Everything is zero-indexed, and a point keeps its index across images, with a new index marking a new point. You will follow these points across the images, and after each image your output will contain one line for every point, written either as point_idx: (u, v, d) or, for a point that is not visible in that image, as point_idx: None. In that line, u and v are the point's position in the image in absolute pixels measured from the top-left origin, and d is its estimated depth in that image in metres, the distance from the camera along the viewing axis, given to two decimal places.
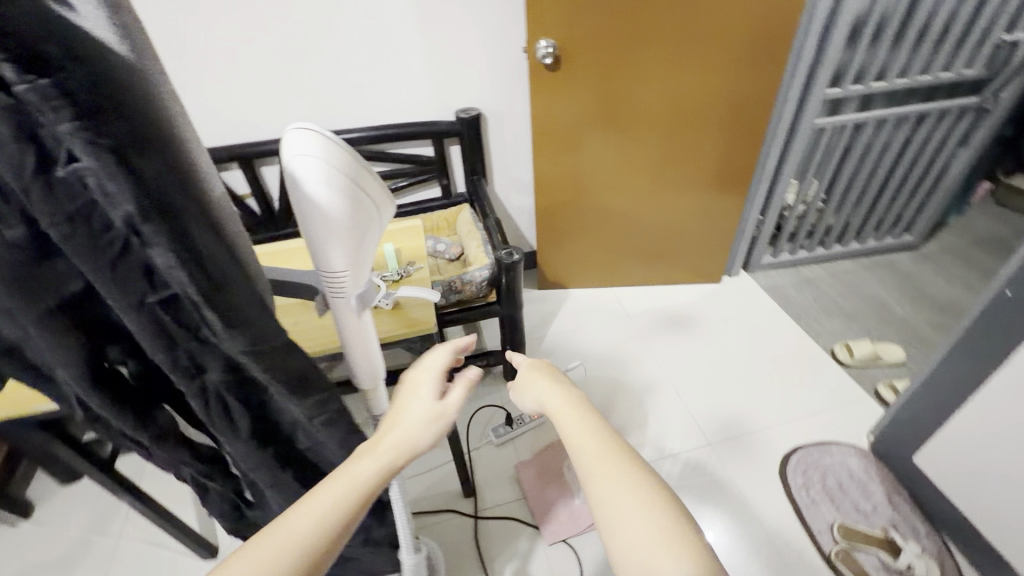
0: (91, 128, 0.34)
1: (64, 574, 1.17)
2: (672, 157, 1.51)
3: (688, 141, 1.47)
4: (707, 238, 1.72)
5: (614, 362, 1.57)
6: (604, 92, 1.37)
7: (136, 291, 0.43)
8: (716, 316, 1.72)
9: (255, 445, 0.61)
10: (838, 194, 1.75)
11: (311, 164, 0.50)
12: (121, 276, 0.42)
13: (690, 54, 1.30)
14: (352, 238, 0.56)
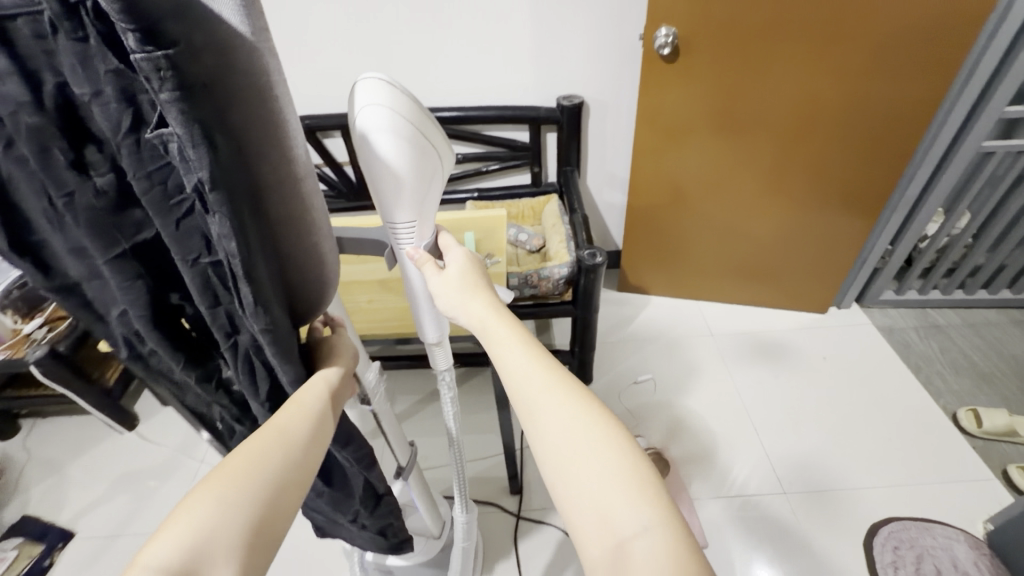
0: (184, 100, 0.34)
1: (154, 485, 1.32)
2: (784, 168, 1.34)
3: (807, 152, 1.30)
4: (815, 261, 1.53)
5: (688, 382, 1.46)
6: (722, 89, 1.24)
7: (193, 249, 0.44)
8: (814, 351, 1.54)
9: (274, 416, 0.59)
10: (996, 232, 1.47)
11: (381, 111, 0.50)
12: (180, 233, 0.43)
13: (835, 55, 1.13)
14: (418, 189, 0.56)
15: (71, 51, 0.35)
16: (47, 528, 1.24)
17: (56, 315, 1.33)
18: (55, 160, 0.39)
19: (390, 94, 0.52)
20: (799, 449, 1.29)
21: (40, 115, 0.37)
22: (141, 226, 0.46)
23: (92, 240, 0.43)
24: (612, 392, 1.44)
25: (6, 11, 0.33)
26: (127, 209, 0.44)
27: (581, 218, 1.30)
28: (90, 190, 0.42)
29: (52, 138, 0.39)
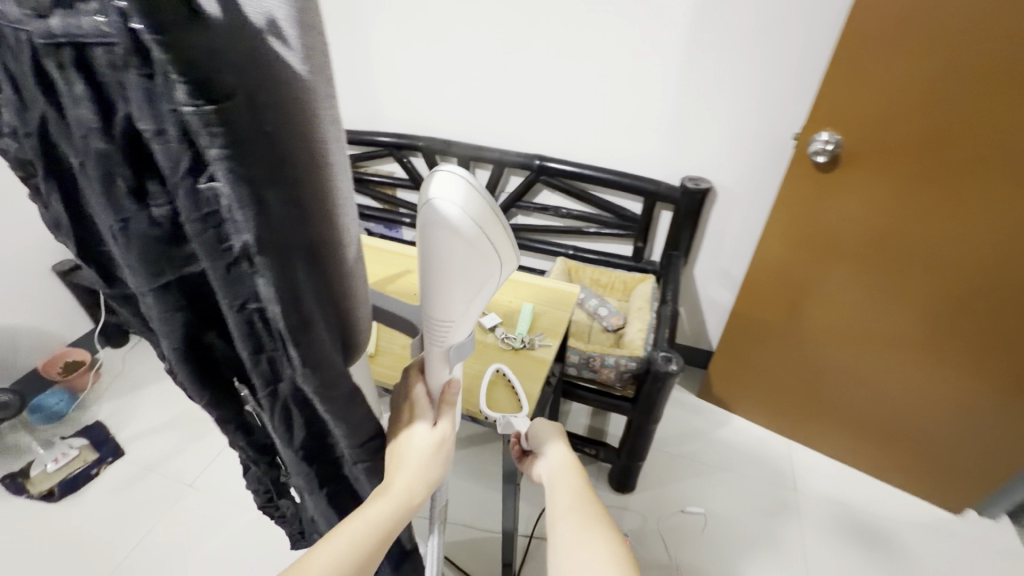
0: (234, 157, 0.25)
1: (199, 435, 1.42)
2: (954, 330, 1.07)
3: (987, 323, 1.02)
4: (966, 451, 1.20)
5: (745, 536, 1.22)
6: (891, 219, 1.02)
7: (240, 295, 0.35)
8: (929, 560, 1.20)
9: (314, 476, 0.49)
10: None
11: (434, 216, 0.32)
12: (230, 281, 0.34)
13: None
14: (463, 308, 0.38)
15: (136, 87, 0.27)
16: (107, 440, 1.39)
17: None
18: (118, 186, 0.33)
19: (466, 188, 0.33)
20: None
21: (107, 142, 0.31)
22: (192, 262, 0.38)
23: (137, 266, 0.37)
24: (647, 513, 1.26)
25: (84, 36, 0.26)
26: (181, 240, 0.37)
27: (670, 313, 1.15)
28: (148, 221, 0.35)
29: (117, 166, 0.32)
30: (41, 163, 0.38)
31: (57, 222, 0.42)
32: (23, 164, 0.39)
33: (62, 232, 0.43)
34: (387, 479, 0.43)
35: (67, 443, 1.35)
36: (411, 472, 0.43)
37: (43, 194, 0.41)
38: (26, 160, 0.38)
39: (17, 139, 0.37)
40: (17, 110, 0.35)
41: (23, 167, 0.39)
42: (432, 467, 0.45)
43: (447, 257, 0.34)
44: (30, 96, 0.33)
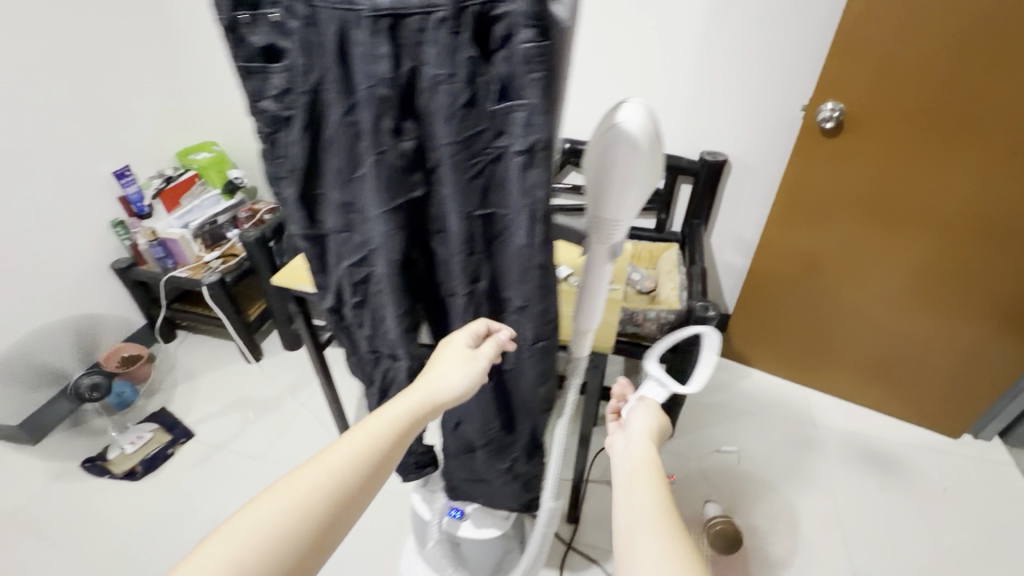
0: (544, 79, 0.39)
1: (264, 415, 1.51)
2: (945, 268, 1.24)
3: (973, 260, 1.19)
4: (960, 377, 1.37)
5: (776, 468, 1.36)
6: (886, 175, 1.19)
7: (471, 203, 0.47)
8: (935, 477, 1.36)
9: (482, 370, 0.61)
10: None
11: (620, 134, 0.45)
12: (468, 192, 0.46)
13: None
14: (628, 210, 0.50)
15: (443, 42, 0.39)
16: (176, 423, 1.47)
17: (228, 251, 1.63)
18: (385, 124, 0.45)
19: (643, 115, 0.45)
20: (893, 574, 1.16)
21: (389, 89, 0.43)
22: (415, 187, 0.50)
23: (382, 191, 0.49)
24: (687, 454, 1.39)
25: (411, 8, 0.39)
26: (411, 169, 0.49)
27: (700, 271, 1.30)
28: (397, 152, 0.47)
29: (389, 109, 0.45)
30: (296, 118, 0.50)
31: (289, 168, 0.54)
32: (277, 121, 0.51)
33: (290, 178, 0.55)
34: (415, 385, 0.53)
35: (140, 427, 1.43)
36: (444, 379, 0.53)
37: (281, 146, 0.54)
38: (282, 116, 0.51)
39: (281, 100, 0.50)
40: (294, 75, 0.47)
41: (274, 124, 0.52)
42: (461, 380, 0.53)
43: (624, 167, 0.47)
44: (312, 62, 0.46)
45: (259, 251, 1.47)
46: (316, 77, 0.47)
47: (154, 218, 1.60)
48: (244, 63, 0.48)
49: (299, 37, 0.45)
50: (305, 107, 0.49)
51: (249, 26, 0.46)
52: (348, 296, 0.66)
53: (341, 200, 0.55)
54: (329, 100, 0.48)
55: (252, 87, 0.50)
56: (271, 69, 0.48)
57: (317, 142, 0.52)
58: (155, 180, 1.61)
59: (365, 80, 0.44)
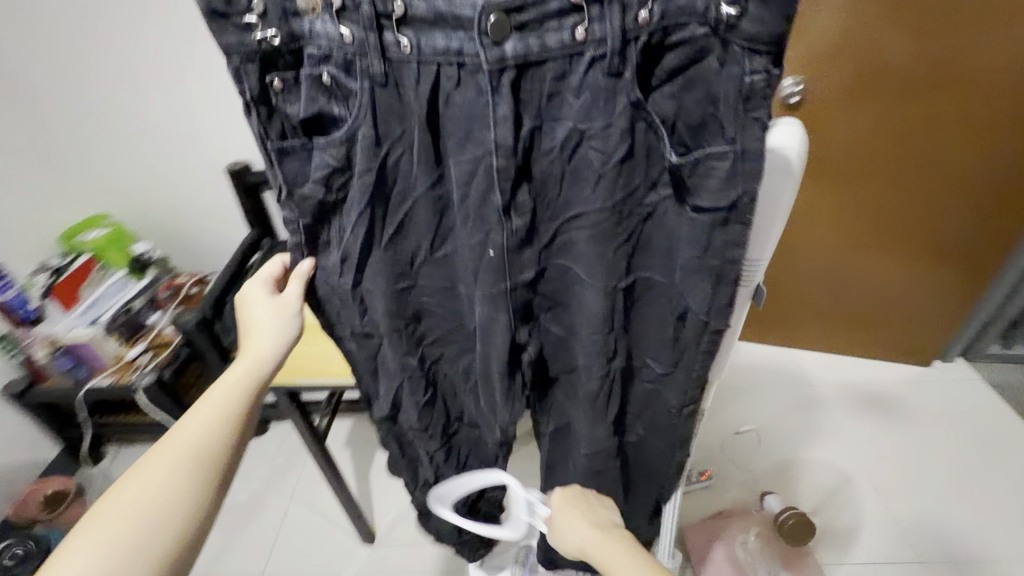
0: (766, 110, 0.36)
1: (246, 522, 1.28)
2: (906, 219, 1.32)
3: (929, 205, 1.29)
4: (926, 314, 1.48)
5: (794, 435, 1.37)
6: (846, 141, 1.23)
7: (615, 275, 0.43)
8: (926, 407, 1.44)
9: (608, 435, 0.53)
10: None
11: (778, 161, 0.40)
12: (610, 264, 0.42)
13: (963, 111, 1.14)
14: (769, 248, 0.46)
15: (601, 85, 0.36)
16: None
17: (157, 340, 1.35)
18: (494, 202, 0.38)
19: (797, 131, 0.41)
20: (932, 512, 1.19)
21: (508, 158, 0.37)
22: (526, 268, 0.43)
23: (488, 277, 0.41)
24: (712, 443, 1.37)
25: (550, 54, 0.35)
26: (523, 247, 0.42)
27: None
28: (508, 232, 0.40)
29: (502, 179, 0.38)
30: (354, 202, 0.39)
31: (339, 256, 0.43)
32: (322, 208, 0.40)
33: (342, 270, 0.43)
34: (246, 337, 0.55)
35: None
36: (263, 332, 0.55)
37: (324, 237, 0.42)
38: (328, 202, 0.40)
39: (327, 181, 0.39)
40: (352, 149, 0.37)
41: (316, 212, 0.40)
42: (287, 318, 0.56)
43: (773, 200, 0.43)
44: (383, 130, 0.37)
45: (202, 335, 1.24)
46: (387, 147, 0.38)
47: (48, 320, 1.30)
48: (276, 140, 0.37)
49: (364, 100, 0.36)
50: (367, 189, 0.39)
51: (284, 93, 0.37)
52: (415, 399, 0.53)
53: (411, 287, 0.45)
54: (404, 171, 0.39)
55: (285, 171, 0.38)
56: (313, 142, 0.37)
57: (378, 228, 0.41)
58: (41, 274, 1.30)
59: (471, 147, 0.37)
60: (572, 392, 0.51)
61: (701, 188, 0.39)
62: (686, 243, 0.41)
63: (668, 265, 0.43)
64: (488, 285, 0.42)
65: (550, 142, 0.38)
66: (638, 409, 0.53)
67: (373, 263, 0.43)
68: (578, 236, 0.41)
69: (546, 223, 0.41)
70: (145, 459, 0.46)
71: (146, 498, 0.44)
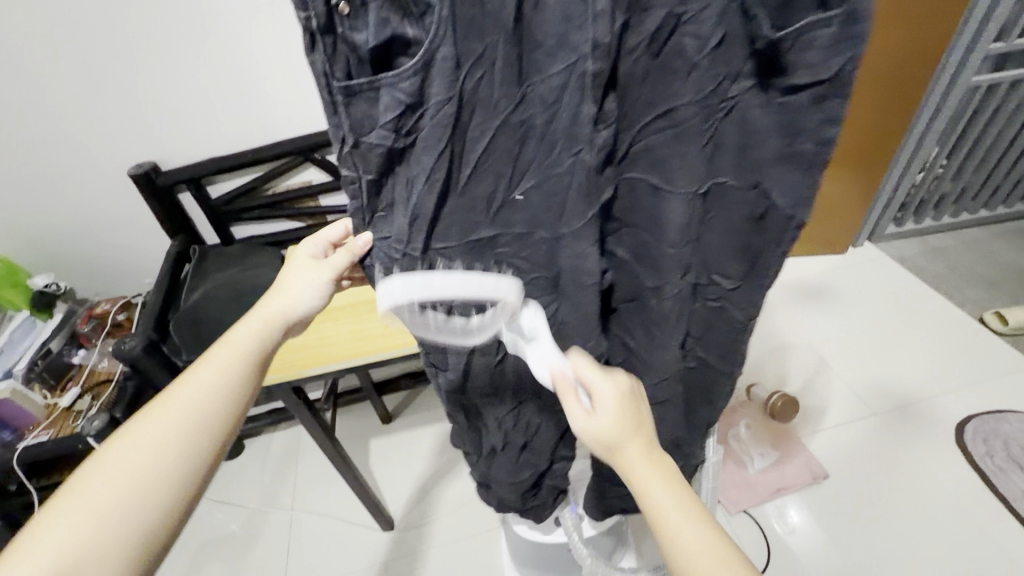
0: None
1: (247, 547, 1.20)
2: (849, 119, 1.43)
3: (868, 102, 1.41)
4: (844, 209, 1.64)
5: (754, 334, 1.49)
6: None
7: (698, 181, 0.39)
8: (852, 287, 1.63)
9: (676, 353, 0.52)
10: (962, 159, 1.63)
11: None
12: (697, 170, 0.39)
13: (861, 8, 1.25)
14: None
15: None
16: None
17: (93, 379, 1.20)
18: (582, 115, 0.32)
19: None
20: (876, 373, 1.37)
21: (602, 61, 0.30)
22: (606, 188, 0.38)
23: (572, 204, 0.37)
24: None
25: None
26: (604, 167, 0.37)
27: None
28: (597, 148, 0.34)
29: (587, 89, 0.31)
30: (425, 143, 0.31)
31: (406, 216, 0.35)
32: (391, 159, 0.32)
33: (408, 236, 0.36)
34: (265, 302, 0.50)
35: None
36: (293, 293, 0.50)
37: (385, 196, 0.35)
38: (395, 152, 0.32)
39: (400, 126, 0.31)
40: (429, 78, 0.29)
41: (385, 166, 0.33)
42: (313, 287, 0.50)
43: None
44: (463, 45, 0.29)
45: (151, 360, 1.09)
46: (471, 72, 0.30)
47: None
48: (341, 79, 0.29)
49: (445, 12, 0.27)
50: (443, 125, 0.31)
51: (349, 17, 0.27)
52: (490, 357, 0.51)
53: (486, 237, 0.39)
54: (484, 100, 0.32)
55: (351, 117, 0.30)
56: (382, 77, 0.28)
57: (451, 176, 0.34)
58: None
59: (561, 57, 0.31)
60: (643, 322, 0.49)
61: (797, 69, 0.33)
62: (771, 133, 0.38)
63: (755, 166, 0.40)
64: (576, 215, 0.37)
65: (638, 37, 0.33)
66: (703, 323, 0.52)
67: (444, 219, 0.37)
68: (659, 140, 0.38)
69: (629, 132, 0.37)
70: (135, 426, 0.42)
71: (136, 472, 0.40)
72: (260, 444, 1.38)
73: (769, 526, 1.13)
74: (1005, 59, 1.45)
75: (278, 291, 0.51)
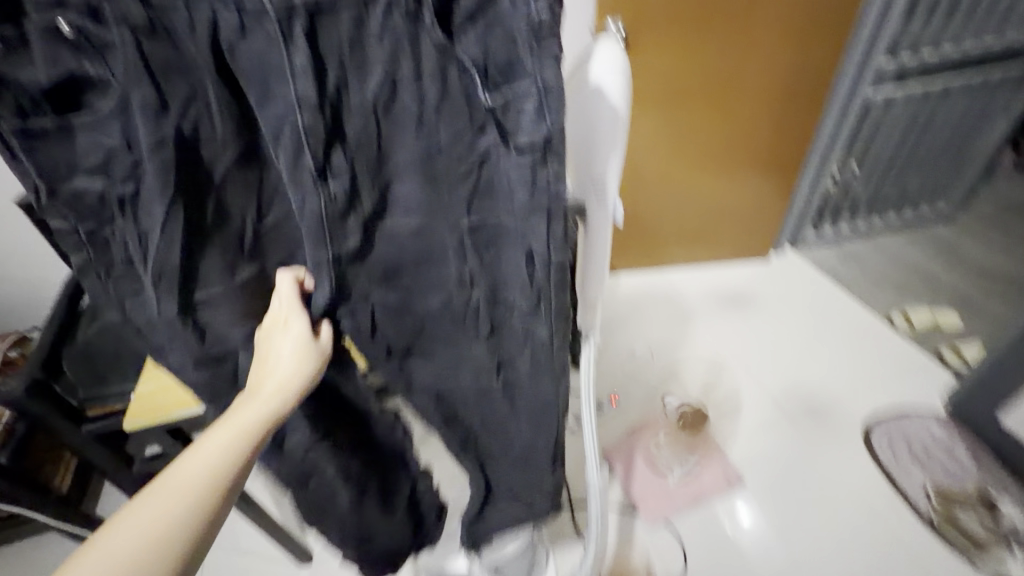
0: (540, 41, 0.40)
1: None
2: (754, 132, 1.48)
3: (770, 118, 1.46)
4: (756, 219, 1.69)
5: (678, 342, 1.52)
6: (671, 70, 1.32)
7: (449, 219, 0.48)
8: (772, 294, 1.68)
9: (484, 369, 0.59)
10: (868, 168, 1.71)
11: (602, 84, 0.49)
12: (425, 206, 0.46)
13: (759, 27, 1.29)
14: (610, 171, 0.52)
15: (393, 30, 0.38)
16: None
17: None
18: (309, 164, 0.40)
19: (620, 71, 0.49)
20: (793, 379, 1.41)
21: (314, 117, 0.39)
22: (352, 232, 0.45)
23: (312, 240, 0.44)
24: (614, 369, 1.46)
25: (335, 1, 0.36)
26: (347, 214, 0.44)
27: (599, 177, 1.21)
28: (327, 197, 0.42)
29: (312, 141, 0.39)
30: (150, 192, 0.40)
31: (151, 273, 0.43)
32: (106, 200, 0.40)
33: (155, 288, 0.44)
34: (257, 383, 0.49)
35: None
36: (286, 370, 0.48)
37: (115, 249, 0.42)
38: (126, 197, 0.40)
39: (111, 170, 0.39)
40: (130, 122, 0.37)
41: (103, 208, 0.40)
42: (306, 367, 0.49)
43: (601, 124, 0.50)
44: (165, 99, 0.37)
45: (36, 401, 1.01)
46: (182, 119, 0.38)
47: None
48: (22, 125, 0.36)
49: (128, 63, 0.35)
50: (165, 167, 0.39)
51: (17, 61, 0.35)
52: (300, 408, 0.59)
53: (251, 273, 0.48)
54: (206, 140, 0.40)
55: (42, 158, 0.38)
56: (75, 120, 0.37)
57: (194, 219, 0.42)
58: None
59: (274, 106, 0.39)
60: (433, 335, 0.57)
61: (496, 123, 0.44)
62: (517, 184, 0.46)
63: (510, 208, 0.47)
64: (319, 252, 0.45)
65: (358, 98, 0.40)
66: (517, 342, 0.58)
67: (207, 260, 0.45)
68: (402, 188, 0.45)
69: (367, 179, 0.43)
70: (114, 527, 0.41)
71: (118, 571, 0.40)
72: None
73: (685, 533, 1.15)
74: (899, 74, 1.53)
75: (267, 363, 0.49)
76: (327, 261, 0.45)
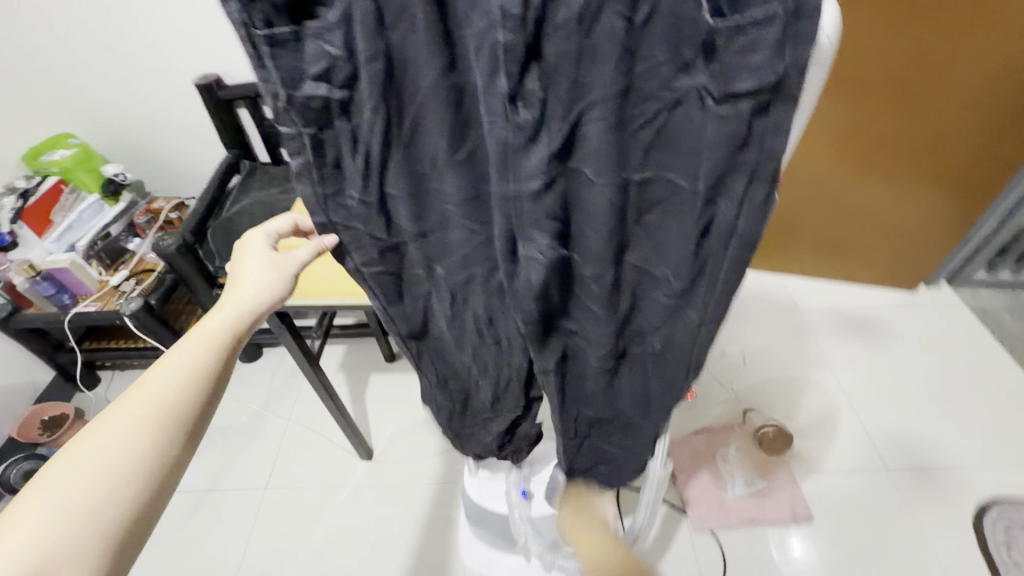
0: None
1: (246, 441, 1.32)
2: (963, 143, 1.21)
3: (994, 129, 1.17)
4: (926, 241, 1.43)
5: (778, 357, 1.38)
6: (879, 45, 1.10)
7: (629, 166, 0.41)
8: (908, 330, 1.45)
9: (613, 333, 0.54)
10: None
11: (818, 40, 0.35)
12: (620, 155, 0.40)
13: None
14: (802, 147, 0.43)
15: None
16: None
17: (141, 267, 1.30)
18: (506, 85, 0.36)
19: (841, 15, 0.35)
20: (904, 429, 1.24)
21: (516, 33, 0.34)
22: (534, 176, 0.41)
23: (497, 170, 0.41)
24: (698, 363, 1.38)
25: None
26: (532, 148, 0.39)
27: None
28: (516, 126, 0.38)
29: (511, 59, 0.35)
30: (364, 98, 0.39)
31: (361, 167, 0.44)
32: (327, 108, 0.39)
33: (362, 183, 0.45)
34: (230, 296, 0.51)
35: None
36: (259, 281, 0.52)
37: (330, 149, 0.43)
38: (341, 103, 0.39)
39: (331, 78, 0.37)
40: (351, 33, 0.35)
41: (323, 115, 0.40)
42: (277, 281, 0.53)
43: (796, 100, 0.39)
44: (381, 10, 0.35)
45: (184, 260, 1.17)
46: (392, 26, 0.36)
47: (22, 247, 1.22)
48: (260, 26, 0.35)
49: None
50: (377, 77, 0.37)
51: None
52: (441, 314, 0.58)
53: (438, 192, 0.47)
54: (412, 52, 0.37)
55: (279, 66, 0.36)
56: (306, 26, 0.35)
57: (393, 131, 0.41)
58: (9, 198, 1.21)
59: (477, 17, 0.35)
60: (581, 302, 0.52)
61: (714, 69, 0.35)
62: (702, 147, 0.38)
63: (690, 167, 0.40)
64: (521, 180, 0.41)
65: (566, 12, 0.33)
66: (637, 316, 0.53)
67: (393, 169, 0.44)
68: (593, 129, 0.38)
69: (559, 111, 0.38)
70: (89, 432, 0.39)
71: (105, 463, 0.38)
72: (276, 354, 1.49)
73: (732, 549, 1.09)
74: None
75: (240, 279, 0.53)
76: (506, 196, 0.43)
